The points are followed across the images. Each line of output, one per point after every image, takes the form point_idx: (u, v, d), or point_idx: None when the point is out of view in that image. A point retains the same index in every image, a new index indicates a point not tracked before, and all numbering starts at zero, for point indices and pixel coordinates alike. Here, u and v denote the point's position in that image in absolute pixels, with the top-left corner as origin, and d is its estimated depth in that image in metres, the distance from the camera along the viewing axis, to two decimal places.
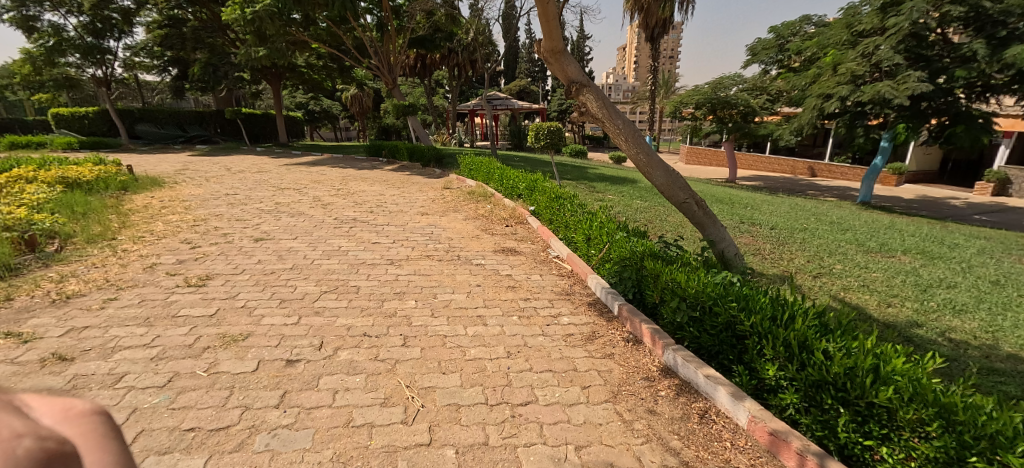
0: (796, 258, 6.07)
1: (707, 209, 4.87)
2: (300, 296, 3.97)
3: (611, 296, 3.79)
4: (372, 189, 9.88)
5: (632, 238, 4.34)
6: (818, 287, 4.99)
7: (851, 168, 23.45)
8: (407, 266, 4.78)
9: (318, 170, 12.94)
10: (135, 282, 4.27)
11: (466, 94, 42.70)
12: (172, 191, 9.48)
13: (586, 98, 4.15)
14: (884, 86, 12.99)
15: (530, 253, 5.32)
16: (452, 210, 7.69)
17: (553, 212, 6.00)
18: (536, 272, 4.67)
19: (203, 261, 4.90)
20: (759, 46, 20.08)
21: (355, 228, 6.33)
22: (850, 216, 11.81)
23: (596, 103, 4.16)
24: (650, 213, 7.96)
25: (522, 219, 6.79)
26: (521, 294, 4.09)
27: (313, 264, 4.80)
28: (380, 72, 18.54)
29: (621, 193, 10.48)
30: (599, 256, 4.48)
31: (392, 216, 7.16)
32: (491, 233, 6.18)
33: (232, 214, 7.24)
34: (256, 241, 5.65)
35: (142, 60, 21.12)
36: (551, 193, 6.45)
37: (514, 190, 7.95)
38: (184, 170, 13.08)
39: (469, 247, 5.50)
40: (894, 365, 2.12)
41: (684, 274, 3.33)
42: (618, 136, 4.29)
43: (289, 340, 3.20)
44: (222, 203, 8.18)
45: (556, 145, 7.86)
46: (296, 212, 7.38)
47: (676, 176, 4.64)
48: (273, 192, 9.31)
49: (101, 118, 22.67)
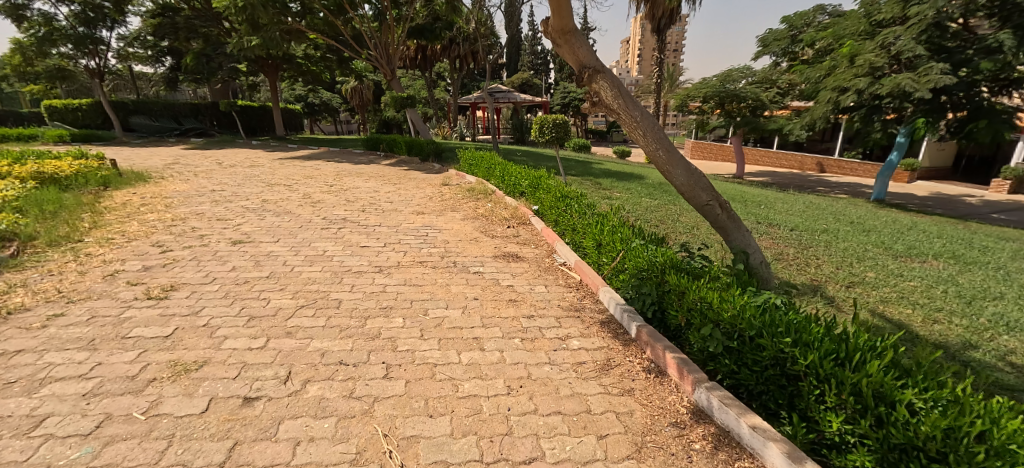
0: (823, 265, 5.58)
1: (731, 212, 4.38)
2: (272, 312, 3.49)
3: (627, 316, 3.28)
4: (367, 185, 9.39)
5: (650, 246, 3.86)
6: (853, 299, 4.50)
7: (862, 163, 22.81)
8: (398, 274, 4.30)
9: (312, 164, 12.43)
10: (89, 294, 3.79)
11: (467, 86, 41.95)
12: (156, 187, 9.01)
13: (599, 86, 3.61)
14: (905, 78, 12.38)
15: (533, 259, 4.83)
16: (450, 209, 7.21)
17: (558, 213, 5.50)
18: (540, 283, 4.18)
19: (171, 268, 4.42)
20: (770, 37, 19.43)
21: (344, 229, 5.84)
22: (868, 215, 11.27)
23: (610, 92, 3.62)
24: (662, 214, 7.47)
25: (525, 220, 6.29)
26: (523, 310, 3.59)
27: (292, 273, 4.31)
28: (378, 63, 17.96)
29: (628, 189, 9.98)
30: (611, 265, 3.99)
31: (385, 215, 6.66)
32: (490, 236, 5.68)
33: (214, 213, 6.76)
34: (235, 244, 5.17)
35: (136, 50, 20.58)
36: (557, 191, 5.95)
37: (516, 188, 7.45)
38: (173, 164, 12.60)
39: (467, 252, 5.00)
40: (1010, 432, 1.64)
41: (716, 293, 2.84)
42: (635, 129, 3.76)
43: (251, 369, 2.72)
44: (206, 200, 7.71)
45: (563, 140, 7.34)
46: (283, 211, 6.89)
47: (699, 176, 4.13)
48: (262, 188, 8.84)
49: (94, 110, 22.18)
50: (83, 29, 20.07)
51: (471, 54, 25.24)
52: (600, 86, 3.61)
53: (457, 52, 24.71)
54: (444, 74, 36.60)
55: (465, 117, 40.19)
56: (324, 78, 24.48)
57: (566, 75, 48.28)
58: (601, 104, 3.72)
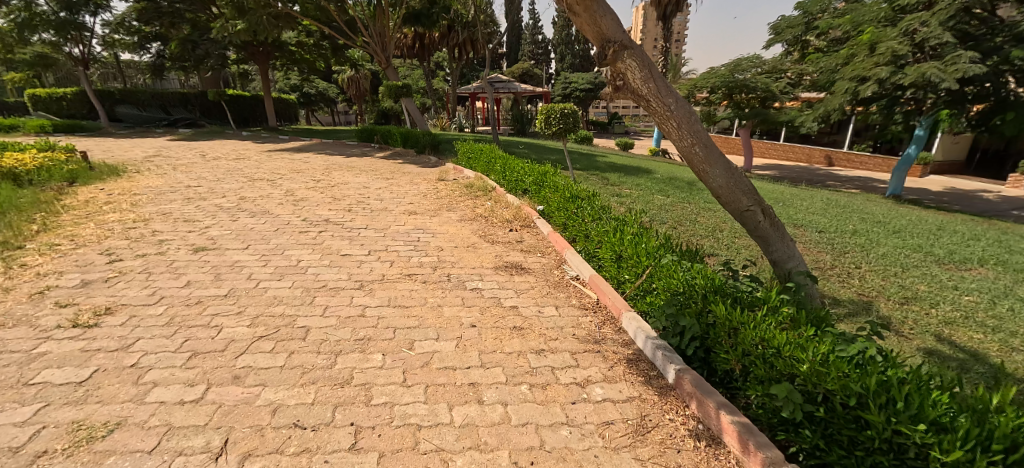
0: (866, 276, 4.94)
1: (773, 219, 3.74)
2: (221, 345, 2.82)
3: (662, 356, 2.63)
4: (357, 180, 8.68)
5: (683, 261, 3.21)
6: (913, 322, 3.86)
7: (872, 157, 22.11)
8: (383, 292, 3.64)
9: (302, 157, 11.72)
10: (4, 320, 3.11)
11: (467, 77, 41.11)
12: (128, 183, 8.32)
13: (624, 65, 2.90)
14: (931, 67, 11.62)
15: (540, 271, 4.15)
16: (446, 208, 6.52)
17: (568, 216, 4.83)
18: (549, 304, 3.50)
19: (114, 284, 3.73)
20: (783, 24, 18.64)
21: (325, 233, 5.14)
22: (889, 213, 10.65)
23: (639, 74, 2.91)
24: (677, 214, 6.83)
25: (529, 221, 5.62)
26: (531, 343, 2.93)
27: (256, 290, 3.63)
28: (373, 50, 17.17)
29: (638, 186, 9.32)
30: (634, 284, 3.34)
31: (373, 216, 5.98)
32: (490, 242, 5.01)
33: (183, 213, 6.07)
34: (197, 252, 4.49)
35: (121, 37, 19.70)
36: (566, 191, 5.26)
37: (519, 185, 6.80)
38: (154, 157, 11.88)
39: (464, 263, 4.33)
40: None
41: (787, 337, 2.18)
42: (669, 120, 3.05)
43: (177, 437, 2.06)
44: (178, 198, 7.03)
45: (571, 132, 6.63)
46: (259, 211, 6.19)
47: (740, 177, 3.46)
48: (243, 183, 8.16)
49: (80, 99, 21.31)
50: (65, 14, 19.14)
51: (470, 42, 24.49)
52: (627, 64, 2.90)
53: (456, 40, 23.90)
54: (443, 63, 35.66)
55: (464, 108, 39.32)
56: (319, 66, 23.68)
57: (567, 65, 47.32)
58: (626, 88, 3.02)
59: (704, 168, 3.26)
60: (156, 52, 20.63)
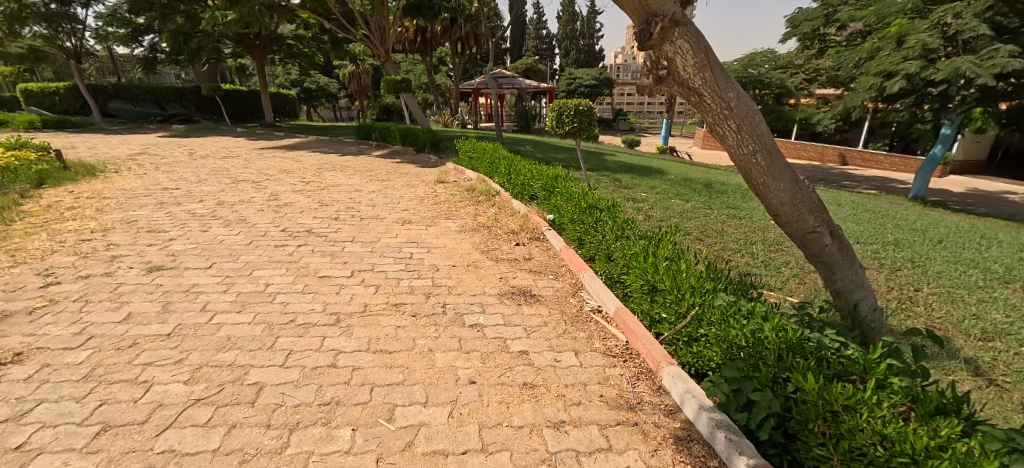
0: (932, 302, 4.21)
1: (842, 242, 3.07)
2: (143, 415, 2.17)
3: (726, 441, 1.95)
4: (350, 182, 8.01)
5: (739, 301, 2.53)
6: (1006, 367, 3.17)
7: (889, 156, 21.28)
8: (364, 329, 2.98)
9: (294, 156, 11.08)
10: None
11: (470, 72, 40.46)
12: (103, 184, 7.69)
13: (674, 47, 2.24)
14: (965, 61, 10.77)
15: (553, 300, 3.47)
16: (444, 216, 5.85)
17: (585, 230, 4.14)
18: (568, 349, 2.80)
19: (37, 318, 3.07)
20: (800, 16, 17.57)
21: (304, 248, 4.46)
22: (920, 218, 9.96)
23: (692, 62, 2.24)
24: (701, 223, 6.15)
25: (538, 233, 4.96)
26: (548, 411, 2.25)
27: (208, 328, 2.95)
28: (371, 43, 16.46)
29: (653, 188, 8.64)
30: (675, 326, 2.67)
31: (360, 225, 5.29)
32: (494, 259, 4.32)
33: (150, 221, 5.42)
34: (150, 273, 3.81)
35: (114, 29, 19.05)
36: (582, 201, 4.59)
37: (526, 189, 6.13)
38: (139, 155, 11.24)
39: (462, 287, 3.65)
40: None
41: (927, 443, 1.50)
42: (726, 119, 2.37)
43: None
44: (150, 202, 6.36)
45: (586, 131, 5.92)
46: (234, 218, 5.52)
47: (807, 191, 2.80)
48: (225, 185, 7.51)
49: (73, 94, 20.70)
50: (56, 6, 18.49)
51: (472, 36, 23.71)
52: (679, 45, 2.22)
53: (458, 34, 23.19)
54: (446, 58, 34.95)
55: (466, 103, 38.63)
56: (318, 61, 22.99)
57: (571, 61, 46.53)
58: (673, 77, 2.36)
59: (764, 183, 2.59)
60: (150, 45, 19.83)
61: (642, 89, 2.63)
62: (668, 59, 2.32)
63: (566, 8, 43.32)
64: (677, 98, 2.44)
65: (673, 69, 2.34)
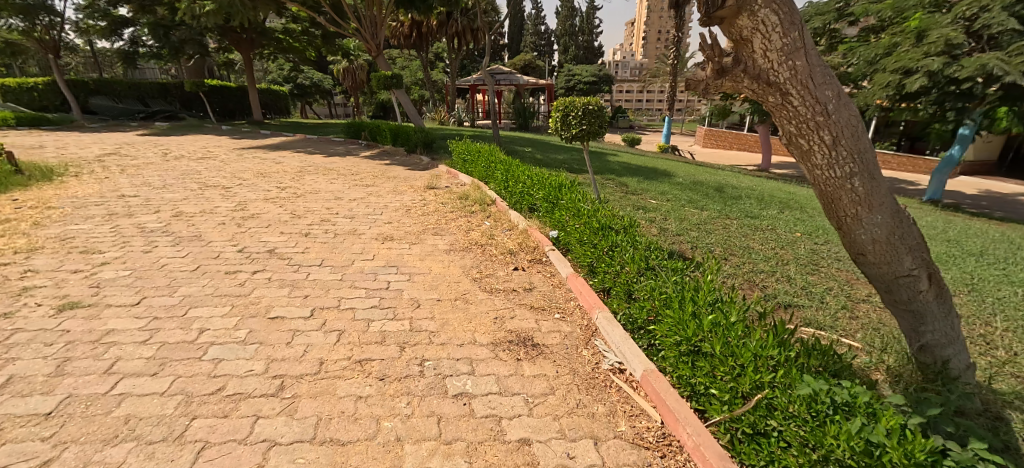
0: (1016, 346, 3.49)
1: (938, 287, 2.36)
2: None
3: None
4: (330, 188, 7.25)
5: (826, 382, 1.82)
6: None
7: (896, 156, 20.59)
8: (313, 402, 2.25)
9: (275, 157, 10.29)
10: None
11: (467, 68, 39.71)
12: (56, 190, 6.90)
13: (754, 20, 1.59)
14: (992, 58, 10.01)
15: (562, 353, 2.74)
16: (432, 230, 5.12)
17: (597, 257, 3.41)
18: (585, 438, 2.08)
19: None
20: (811, 11, 16.77)
21: (259, 276, 3.71)
22: (945, 225, 9.27)
23: (780, 40, 1.60)
24: (722, 239, 5.47)
25: (540, 254, 4.25)
26: None
27: (104, 404, 2.21)
28: (362, 37, 15.50)
29: (663, 195, 7.95)
30: (731, 410, 1.96)
31: (332, 243, 4.55)
32: (487, 290, 3.58)
33: (89, 238, 4.66)
34: (59, 314, 3.05)
35: (95, 22, 18.13)
36: (593, 220, 3.85)
37: (525, 200, 5.40)
38: (109, 156, 10.43)
39: (448, 332, 2.92)
40: None
41: None
42: (817, 128, 1.72)
43: None
44: (99, 214, 5.58)
45: (595, 134, 5.19)
46: (187, 234, 4.76)
47: (904, 223, 2.12)
48: (191, 192, 6.75)
49: (52, 90, 19.76)
50: None
51: (470, 31, 22.81)
52: (762, 17, 1.58)
53: (455, 29, 22.35)
54: (442, 54, 34.19)
55: (463, 100, 37.86)
56: (309, 56, 22.12)
57: (570, 57, 45.73)
58: (744, 66, 1.72)
59: (852, 220, 1.90)
60: (131, 39, 18.89)
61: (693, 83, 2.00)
62: (739, 39, 1.69)
63: (565, 3, 42.47)
64: (747, 97, 1.80)
65: (745, 54, 1.71)
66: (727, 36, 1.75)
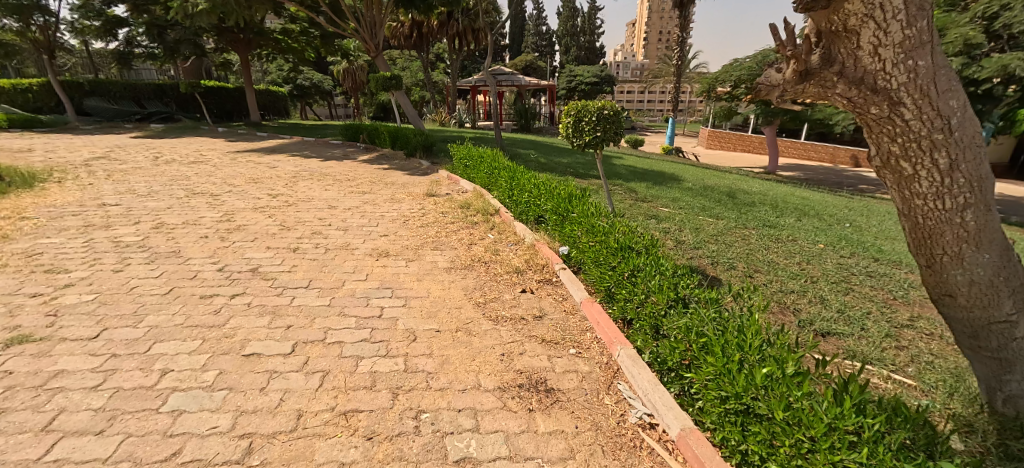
0: None
1: None
2: None
3: None
4: (324, 196, 6.88)
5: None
6: None
7: None
8: None
9: (270, 161, 9.92)
10: None
11: (468, 69, 39.46)
12: (34, 198, 6.54)
13: (867, 9, 1.57)
14: (1014, 58, 9.55)
15: (580, 403, 2.34)
16: (431, 244, 4.74)
17: (616, 282, 3.03)
18: None
19: None
20: None
21: (237, 302, 3.31)
22: None
23: (896, 34, 1.57)
24: (743, 252, 5.08)
25: (549, 273, 3.88)
26: None
27: None
28: (361, 37, 15.07)
29: (675, 202, 7.57)
30: None
31: (322, 261, 4.16)
32: (490, 318, 3.18)
33: (57, 254, 4.28)
34: (3, 351, 2.67)
35: (90, 23, 17.78)
36: (609, 238, 3.46)
37: (531, 210, 5.02)
38: (97, 159, 10.08)
39: (446, 376, 2.51)
40: None
41: None
42: (931, 149, 1.64)
43: None
44: (74, 225, 5.21)
45: (610, 141, 4.82)
46: (165, 249, 4.39)
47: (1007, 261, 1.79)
48: (177, 200, 6.38)
49: (47, 90, 19.39)
50: None
51: (471, 31, 22.41)
52: (877, 2, 1.55)
53: (456, 29, 21.97)
54: (443, 55, 33.93)
55: (464, 101, 37.55)
56: (308, 57, 21.81)
57: (571, 58, 45.41)
58: (840, 68, 1.73)
59: (948, 259, 1.76)
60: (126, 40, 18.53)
61: (779, 83, 1.98)
62: (841, 32, 1.68)
63: (567, 4, 42.21)
64: (842, 102, 1.78)
65: (845, 53, 1.71)
66: (827, 28, 1.73)
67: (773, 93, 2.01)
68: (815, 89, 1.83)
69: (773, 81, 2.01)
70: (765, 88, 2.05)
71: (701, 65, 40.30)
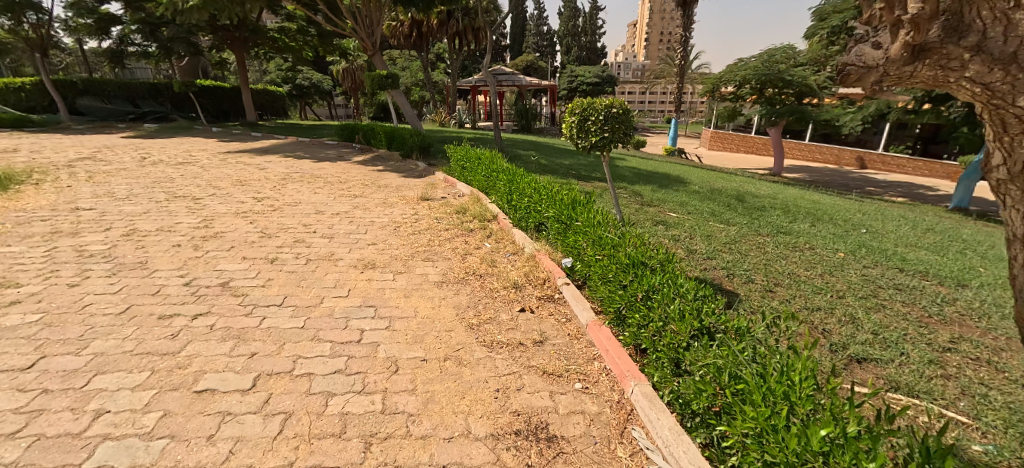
0: None
1: None
2: None
3: None
4: (312, 199, 6.51)
5: None
6: None
7: (912, 160, 18.94)
8: None
9: (260, 163, 9.56)
10: None
11: (468, 69, 39.14)
12: (6, 201, 6.18)
13: None
14: None
15: (588, 457, 1.96)
16: (422, 254, 4.36)
17: (628, 303, 2.67)
18: None
19: None
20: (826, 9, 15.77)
21: (198, 323, 2.93)
22: (988, 235, 8.41)
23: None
24: (760, 262, 4.70)
25: (552, 289, 3.50)
26: None
27: None
28: (357, 35, 14.68)
29: (683, 206, 7.20)
30: None
31: (301, 274, 3.78)
32: (484, 344, 2.79)
33: (13, 265, 3.92)
34: None
35: (83, 20, 17.45)
36: (622, 251, 3.09)
37: (532, 216, 4.64)
38: (83, 160, 9.72)
39: (429, 420, 2.13)
40: None
41: None
42: None
43: None
44: (40, 232, 4.84)
45: (618, 142, 4.44)
46: (132, 260, 4.02)
47: None
48: (156, 204, 6.02)
49: (40, 90, 19.01)
50: None
51: (471, 30, 22.04)
52: None
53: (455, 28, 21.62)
54: (443, 55, 33.62)
55: (464, 101, 37.21)
56: (306, 56, 21.49)
57: (572, 58, 44.97)
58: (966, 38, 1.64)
59: None
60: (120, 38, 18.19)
61: (881, 62, 1.87)
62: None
63: (568, 4, 41.90)
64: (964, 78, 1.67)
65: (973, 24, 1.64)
66: None
67: (869, 75, 1.91)
68: (934, 67, 1.73)
69: (867, 61, 1.91)
70: (856, 71, 1.95)
71: (702, 66, 39.88)
